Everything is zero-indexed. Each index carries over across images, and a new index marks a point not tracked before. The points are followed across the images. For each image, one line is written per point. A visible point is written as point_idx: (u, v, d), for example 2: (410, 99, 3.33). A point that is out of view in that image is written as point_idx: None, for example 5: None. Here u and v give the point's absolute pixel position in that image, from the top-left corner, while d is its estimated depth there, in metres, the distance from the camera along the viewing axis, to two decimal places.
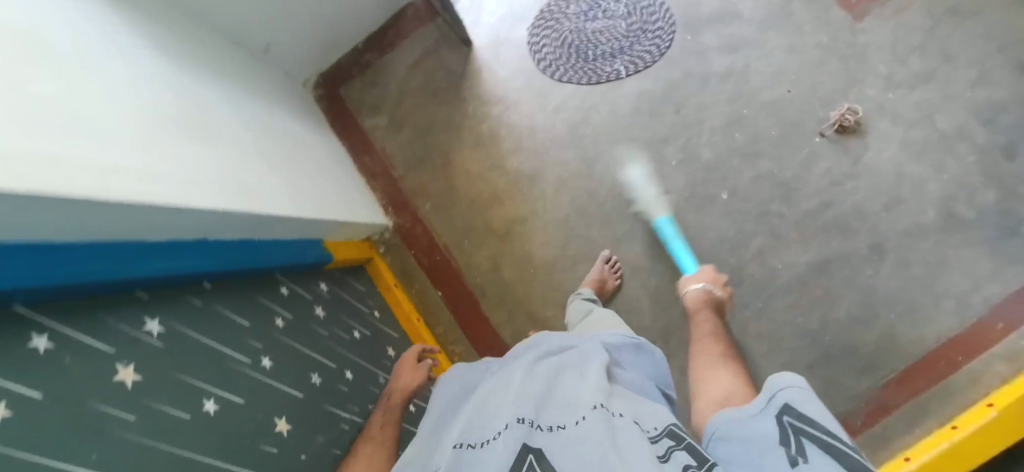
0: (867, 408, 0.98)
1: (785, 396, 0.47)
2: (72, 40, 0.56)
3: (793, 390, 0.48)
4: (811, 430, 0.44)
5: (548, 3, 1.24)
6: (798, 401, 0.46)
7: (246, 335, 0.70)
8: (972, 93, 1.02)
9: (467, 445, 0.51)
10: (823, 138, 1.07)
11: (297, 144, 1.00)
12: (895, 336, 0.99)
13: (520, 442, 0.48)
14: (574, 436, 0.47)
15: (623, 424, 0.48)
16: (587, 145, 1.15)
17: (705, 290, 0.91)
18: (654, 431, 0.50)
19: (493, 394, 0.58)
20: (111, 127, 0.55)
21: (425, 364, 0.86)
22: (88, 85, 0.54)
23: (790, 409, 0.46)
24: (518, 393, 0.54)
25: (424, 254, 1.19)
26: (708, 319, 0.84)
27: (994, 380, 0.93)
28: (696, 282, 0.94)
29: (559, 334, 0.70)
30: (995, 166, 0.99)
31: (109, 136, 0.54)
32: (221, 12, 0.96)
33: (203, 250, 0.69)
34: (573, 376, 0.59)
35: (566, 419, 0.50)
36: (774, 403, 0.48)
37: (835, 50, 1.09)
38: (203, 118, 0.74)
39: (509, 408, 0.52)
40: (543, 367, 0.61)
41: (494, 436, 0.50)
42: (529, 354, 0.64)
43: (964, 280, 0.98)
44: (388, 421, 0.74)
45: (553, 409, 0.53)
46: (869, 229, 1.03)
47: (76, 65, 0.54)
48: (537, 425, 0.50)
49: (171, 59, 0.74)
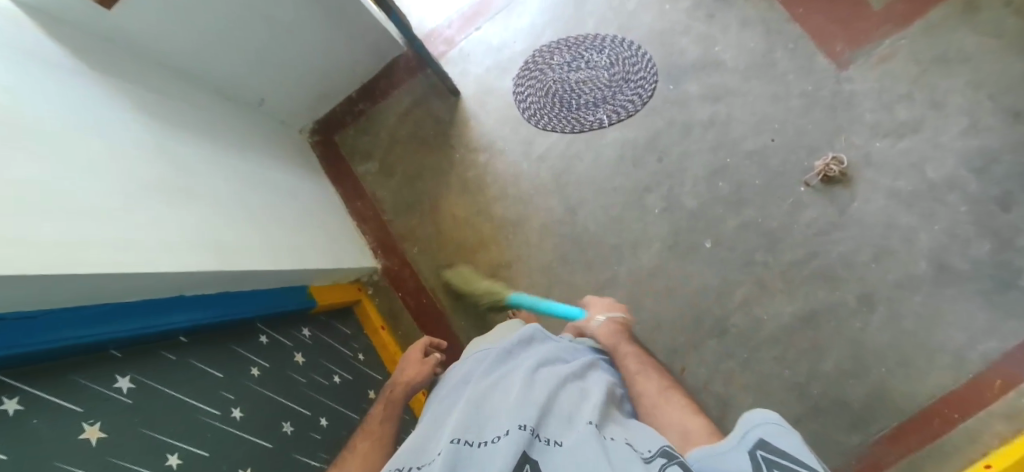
0: (857, 465, 0.92)
1: (761, 431, 0.44)
2: (55, 118, 0.61)
3: (769, 426, 0.44)
4: (788, 464, 0.42)
5: (533, 54, 1.28)
6: (776, 436, 0.44)
7: (218, 386, 0.69)
8: (963, 140, 0.99)
9: (464, 439, 0.51)
10: (809, 188, 1.05)
11: (282, 194, 1.06)
12: (886, 390, 0.93)
13: (521, 449, 0.47)
14: (570, 452, 0.47)
15: (616, 449, 0.47)
16: (570, 192, 1.17)
17: (611, 318, 0.80)
18: (648, 451, 0.48)
19: (495, 396, 0.58)
20: (88, 202, 0.58)
21: (434, 357, 0.80)
22: (68, 165, 0.58)
23: (765, 443, 0.44)
24: (521, 400, 0.54)
25: (411, 296, 1.22)
26: (631, 351, 0.73)
27: (992, 440, 0.87)
28: (601, 314, 0.82)
29: (557, 345, 0.70)
30: (990, 216, 0.95)
31: (78, 209, 0.56)
32: (217, 73, 1.04)
33: (177, 307, 0.70)
34: (574, 390, 0.59)
35: (564, 435, 0.50)
36: (747, 438, 0.45)
37: (818, 99, 1.09)
38: (181, 182, 0.77)
39: (510, 414, 0.52)
40: (544, 374, 0.60)
41: (495, 439, 0.50)
42: (529, 361, 0.63)
43: (960, 334, 0.92)
44: (388, 417, 0.71)
45: (553, 422, 0.52)
46: (857, 279, 0.98)
47: (58, 144, 0.59)
48: (537, 435, 0.50)
49: (155, 121, 0.80)
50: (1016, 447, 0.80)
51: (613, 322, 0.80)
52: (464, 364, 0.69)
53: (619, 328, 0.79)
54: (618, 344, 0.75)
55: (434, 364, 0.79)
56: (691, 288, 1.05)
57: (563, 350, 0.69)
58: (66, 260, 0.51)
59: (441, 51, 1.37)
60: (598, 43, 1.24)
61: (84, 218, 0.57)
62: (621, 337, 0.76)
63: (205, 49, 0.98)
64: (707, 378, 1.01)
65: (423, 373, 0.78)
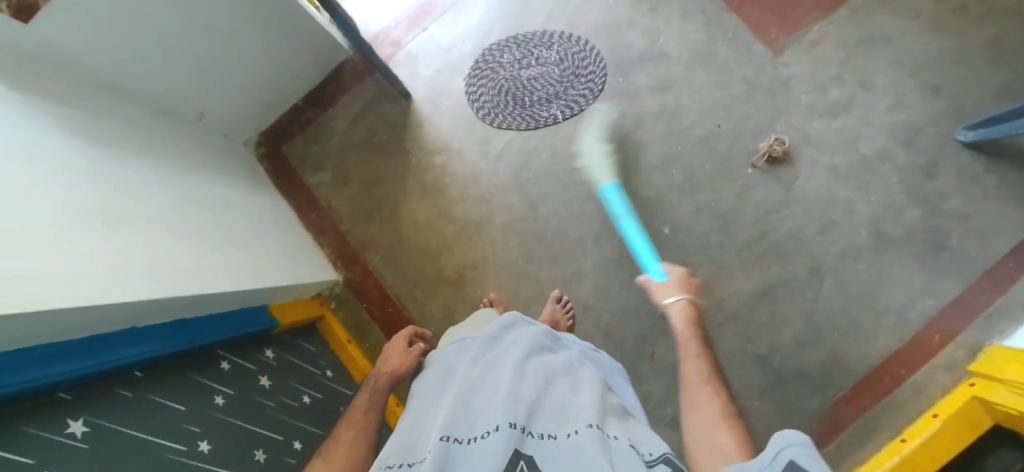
0: (820, 427, 0.97)
1: (790, 452, 0.46)
2: None
3: (801, 448, 0.46)
4: None
5: (483, 53, 1.27)
6: (806, 460, 0.45)
7: (183, 420, 0.64)
8: (890, 116, 1.07)
9: (453, 438, 0.49)
10: (755, 169, 1.10)
11: (235, 211, 1.02)
12: (840, 355, 0.99)
13: (512, 447, 0.47)
14: (566, 451, 0.47)
15: (618, 450, 0.48)
16: (530, 189, 1.18)
17: (688, 300, 0.80)
18: (651, 455, 0.50)
19: (483, 389, 0.57)
20: (31, 230, 0.53)
21: (417, 348, 0.81)
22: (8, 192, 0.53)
23: (796, 466, 0.45)
24: (512, 393, 0.53)
25: (377, 306, 1.19)
26: (699, 353, 0.70)
27: (937, 391, 0.94)
28: (674, 295, 0.82)
29: (543, 335, 0.70)
30: (918, 184, 1.03)
31: (23, 239, 0.52)
32: (150, 86, 0.97)
33: (133, 339, 0.65)
34: (563, 385, 0.59)
35: (558, 429, 0.51)
36: (779, 460, 0.46)
37: (758, 84, 1.14)
38: (127, 204, 0.73)
39: (500, 407, 0.51)
40: (533, 365, 0.60)
41: (484, 434, 0.49)
42: (517, 352, 0.62)
43: (901, 295, 0.99)
44: (374, 405, 0.69)
45: (542, 416, 0.53)
46: (806, 252, 1.04)
47: None
48: (528, 431, 0.50)
49: (88, 142, 0.74)
50: (956, 396, 0.88)
51: (687, 306, 0.79)
52: (447, 356, 0.67)
53: (696, 320, 0.77)
54: (691, 334, 0.74)
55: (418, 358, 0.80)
56: None
57: (548, 340, 0.69)
58: (15, 296, 0.47)
59: (389, 53, 1.34)
60: (547, 40, 1.25)
61: (27, 248, 0.52)
62: (697, 334, 0.73)
63: (142, 62, 0.92)
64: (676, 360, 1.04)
65: (410, 365, 0.78)
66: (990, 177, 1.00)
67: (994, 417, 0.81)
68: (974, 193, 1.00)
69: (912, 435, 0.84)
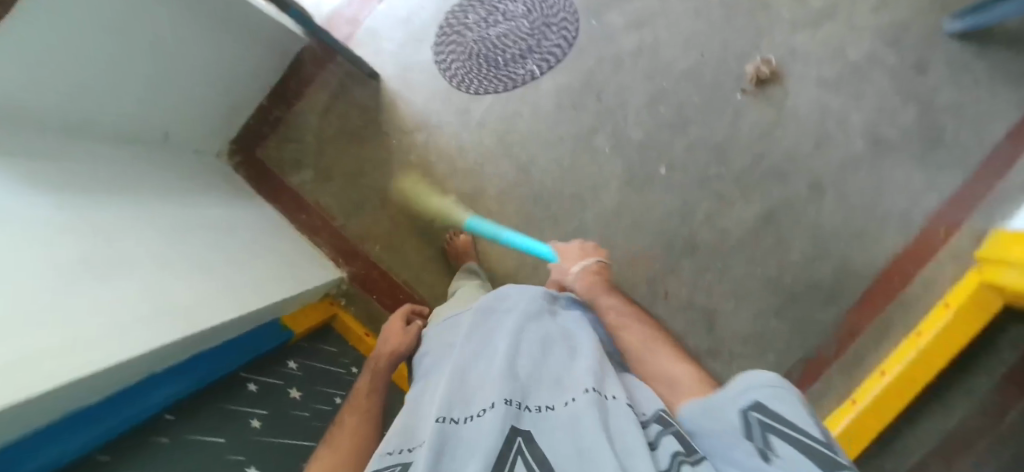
0: (837, 335, 0.99)
1: (759, 392, 0.44)
2: None
3: (768, 389, 0.43)
4: (785, 430, 0.41)
5: (445, 17, 1.21)
6: (773, 400, 0.43)
7: (224, 450, 0.64)
8: (874, 17, 1.03)
9: (449, 417, 0.48)
10: (745, 95, 1.07)
11: (224, 230, 0.98)
12: (848, 266, 1.00)
13: (509, 423, 0.46)
14: (563, 419, 0.47)
15: (616, 412, 0.47)
16: (518, 152, 1.14)
17: (592, 264, 0.75)
18: (646, 414, 0.49)
19: (479, 366, 0.57)
20: (26, 300, 0.52)
21: (414, 326, 0.80)
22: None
23: (760, 406, 0.43)
24: (507, 369, 0.53)
25: (387, 295, 1.18)
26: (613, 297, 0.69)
27: (946, 283, 0.96)
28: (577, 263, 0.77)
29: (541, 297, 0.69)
30: (910, 83, 1.00)
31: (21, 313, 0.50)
32: (104, 120, 0.91)
33: (153, 382, 0.64)
34: (563, 352, 0.58)
35: (556, 400, 0.50)
36: (746, 397, 0.44)
37: (736, 5, 1.09)
38: (115, 249, 0.70)
39: (496, 385, 0.51)
40: (528, 336, 0.59)
41: (481, 412, 0.48)
42: (513, 323, 0.62)
43: (903, 198, 0.99)
44: (371, 389, 0.70)
45: (542, 389, 0.52)
46: (804, 170, 1.03)
47: None
48: (525, 406, 0.50)
49: (57, 189, 0.70)
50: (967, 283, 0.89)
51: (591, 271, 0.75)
52: (450, 338, 0.68)
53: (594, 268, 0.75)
54: (598, 290, 0.71)
55: (416, 332, 0.78)
56: (658, 215, 1.08)
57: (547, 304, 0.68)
58: (29, 375, 0.46)
59: (347, 33, 1.27)
60: None
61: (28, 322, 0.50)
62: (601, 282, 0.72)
63: (96, 96, 0.86)
64: (689, 295, 1.05)
65: (409, 339, 0.77)
66: (981, 64, 0.98)
67: (1004, 298, 0.81)
68: (966, 84, 0.98)
69: (924, 330, 0.89)
